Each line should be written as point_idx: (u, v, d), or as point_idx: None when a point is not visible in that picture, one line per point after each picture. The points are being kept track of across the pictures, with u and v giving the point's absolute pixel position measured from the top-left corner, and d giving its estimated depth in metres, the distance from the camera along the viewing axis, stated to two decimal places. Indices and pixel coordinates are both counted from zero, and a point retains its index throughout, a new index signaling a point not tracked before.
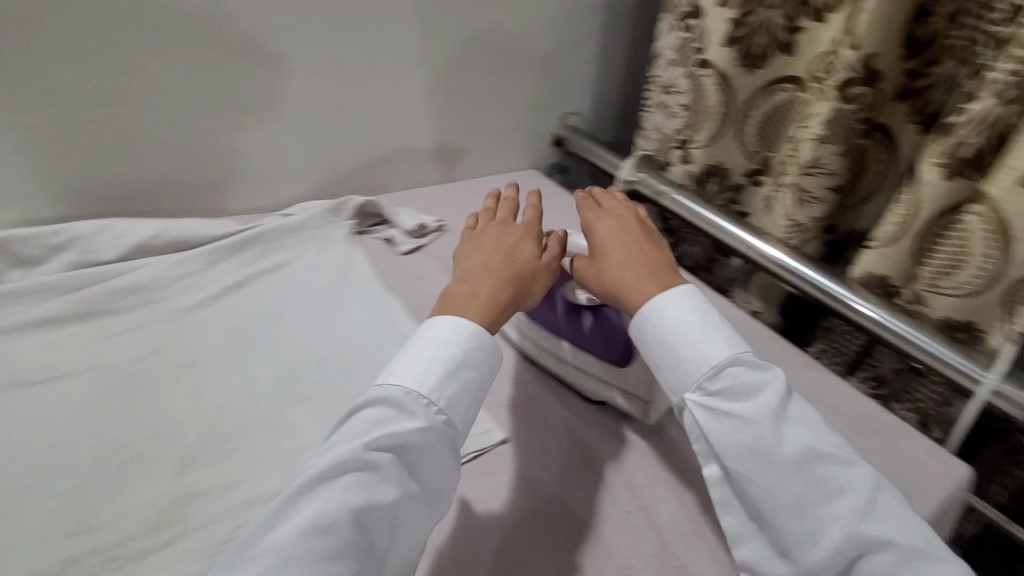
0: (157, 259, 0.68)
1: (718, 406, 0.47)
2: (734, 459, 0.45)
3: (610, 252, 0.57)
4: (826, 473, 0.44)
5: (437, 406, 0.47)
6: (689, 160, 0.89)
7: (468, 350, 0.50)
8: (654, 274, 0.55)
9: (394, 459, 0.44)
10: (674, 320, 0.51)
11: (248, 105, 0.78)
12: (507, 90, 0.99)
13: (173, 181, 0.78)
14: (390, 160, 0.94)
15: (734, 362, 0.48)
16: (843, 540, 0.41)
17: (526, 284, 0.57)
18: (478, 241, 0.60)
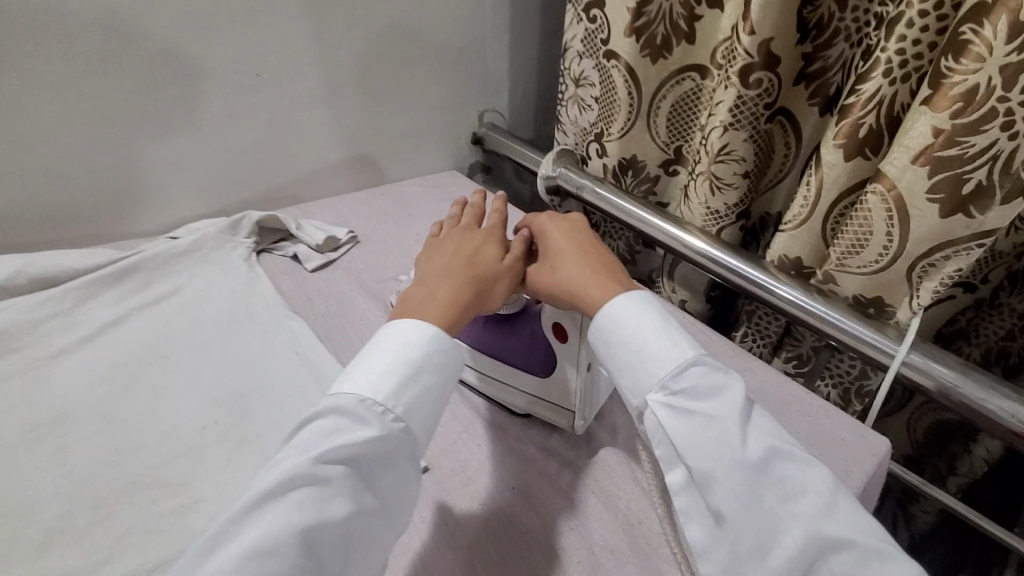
0: (13, 302, 0.60)
1: (680, 404, 0.44)
2: (698, 457, 0.42)
3: (566, 255, 0.55)
4: (789, 473, 0.41)
5: (393, 414, 0.43)
6: (605, 154, 0.87)
7: (426, 352, 0.46)
8: (613, 277, 0.53)
9: (347, 473, 0.40)
10: (634, 319, 0.48)
11: (115, 119, 0.68)
12: (418, 89, 0.94)
13: (32, 210, 0.68)
14: (294, 170, 0.87)
15: (698, 362, 0.46)
16: (804, 541, 0.38)
17: (488, 285, 0.54)
18: (441, 245, 0.58)
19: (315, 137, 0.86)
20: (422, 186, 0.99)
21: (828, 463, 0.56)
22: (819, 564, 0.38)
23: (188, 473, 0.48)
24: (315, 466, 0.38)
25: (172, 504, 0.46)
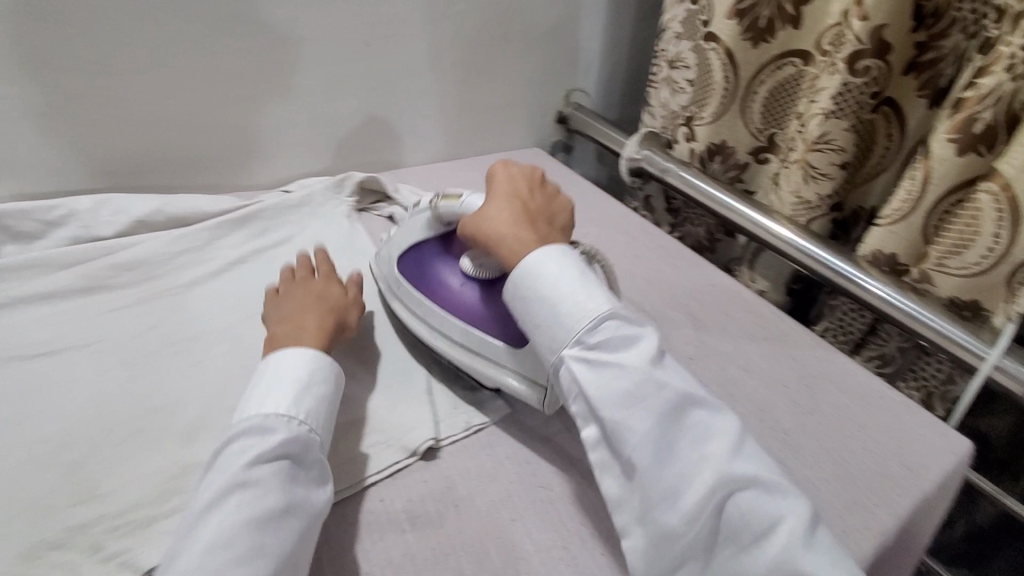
0: (157, 236, 0.67)
1: (595, 358, 0.46)
2: (609, 407, 0.44)
3: (501, 203, 0.56)
4: (695, 419, 0.43)
5: (298, 420, 0.45)
6: (694, 138, 0.87)
7: (316, 369, 0.48)
8: (542, 227, 0.55)
9: (278, 472, 0.41)
10: (556, 274, 0.49)
11: (247, 80, 0.75)
12: (510, 66, 0.97)
13: (169, 155, 0.75)
14: (392, 137, 0.92)
15: (611, 317, 0.47)
16: (712, 480, 0.41)
17: (342, 318, 0.57)
18: (283, 294, 0.59)
19: (412, 108, 0.91)
20: None
21: (905, 456, 0.56)
22: (727, 501, 0.41)
23: None
24: (246, 469, 0.40)
25: None
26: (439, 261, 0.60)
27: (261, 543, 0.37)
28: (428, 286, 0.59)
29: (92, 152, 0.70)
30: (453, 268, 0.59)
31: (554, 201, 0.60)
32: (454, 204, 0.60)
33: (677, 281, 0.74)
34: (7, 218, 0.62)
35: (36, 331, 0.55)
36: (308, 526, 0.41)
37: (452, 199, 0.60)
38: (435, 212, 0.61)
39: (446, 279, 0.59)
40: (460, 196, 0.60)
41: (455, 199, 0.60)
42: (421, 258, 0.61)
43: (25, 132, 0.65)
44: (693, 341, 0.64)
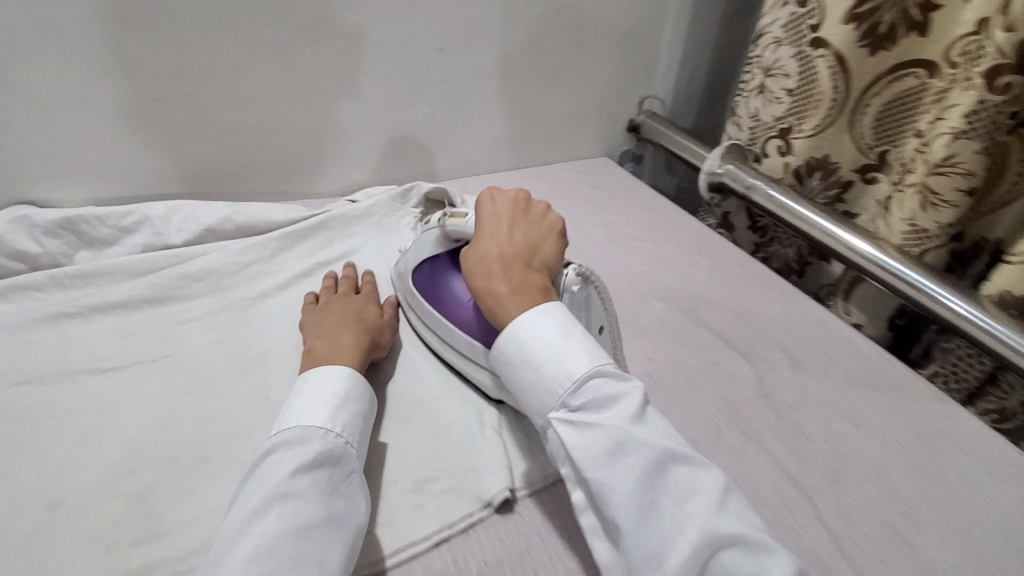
0: (227, 245, 0.66)
1: (577, 420, 0.40)
2: (590, 466, 0.38)
3: (480, 247, 0.52)
4: (679, 473, 0.37)
5: (335, 433, 0.42)
6: (789, 152, 0.80)
7: (356, 384, 0.46)
8: (525, 269, 0.49)
9: (315, 485, 0.38)
10: (537, 332, 0.44)
11: (318, 85, 0.72)
12: (585, 73, 0.91)
13: (240, 161, 0.74)
14: (460, 145, 0.88)
15: (594, 375, 0.42)
16: (696, 539, 0.34)
17: (377, 340, 0.55)
18: (322, 309, 0.57)
19: (481, 115, 0.87)
20: (574, 172, 0.97)
21: None
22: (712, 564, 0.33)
23: None
24: (287, 476, 0.37)
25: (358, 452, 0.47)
26: (449, 276, 0.57)
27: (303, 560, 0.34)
28: (438, 303, 0.56)
29: (164, 158, 0.69)
30: (462, 282, 0.56)
31: (544, 229, 0.54)
32: (460, 223, 0.56)
33: (769, 314, 0.67)
34: (82, 224, 0.62)
35: (108, 342, 0.55)
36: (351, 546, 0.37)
37: (459, 218, 0.57)
38: (442, 231, 0.58)
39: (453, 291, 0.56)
40: (466, 214, 0.56)
41: (461, 218, 0.56)
42: (430, 274, 0.58)
43: (103, 138, 0.65)
44: (793, 386, 0.57)
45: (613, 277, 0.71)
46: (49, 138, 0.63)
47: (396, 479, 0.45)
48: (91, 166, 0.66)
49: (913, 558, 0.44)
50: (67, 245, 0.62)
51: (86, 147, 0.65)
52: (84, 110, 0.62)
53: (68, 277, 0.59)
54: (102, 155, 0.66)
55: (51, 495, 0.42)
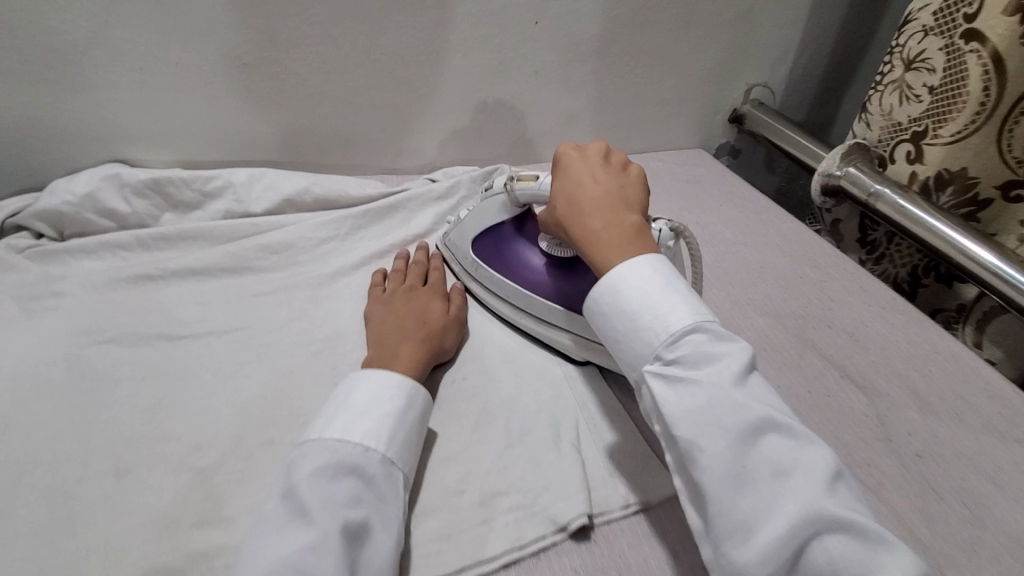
0: (304, 219, 0.64)
1: (674, 375, 0.36)
2: (683, 423, 0.34)
3: (559, 193, 0.47)
4: (780, 444, 0.33)
5: (354, 442, 0.38)
6: (920, 159, 0.71)
7: (398, 385, 0.43)
8: (613, 204, 0.45)
9: (330, 500, 0.34)
10: (630, 282, 0.40)
11: (404, 56, 0.68)
12: (689, 56, 0.83)
13: (322, 132, 0.72)
14: (546, 127, 0.83)
15: (694, 329, 0.37)
16: (797, 516, 0.30)
17: (440, 342, 0.51)
18: (385, 304, 0.54)
19: (571, 97, 0.81)
20: (664, 163, 0.89)
21: None
22: (811, 544, 0.30)
23: (436, 425, 0.46)
24: (303, 485, 0.35)
25: (425, 454, 0.44)
26: (517, 244, 0.57)
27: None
28: (511, 272, 0.56)
29: (248, 126, 0.68)
30: (532, 250, 0.56)
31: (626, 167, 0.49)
32: (531, 185, 0.53)
33: (890, 342, 0.58)
34: (168, 187, 0.62)
35: (185, 309, 0.54)
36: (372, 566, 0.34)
37: (529, 181, 0.53)
38: (512, 195, 0.55)
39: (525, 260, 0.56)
40: (537, 177, 0.52)
41: (532, 180, 0.53)
42: (500, 244, 0.58)
43: (192, 102, 0.65)
44: (919, 429, 0.49)
45: (708, 284, 0.64)
46: (142, 99, 0.63)
47: (463, 487, 0.42)
48: (180, 129, 0.66)
49: None
50: (153, 206, 0.62)
51: (177, 110, 0.65)
52: (175, 72, 0.62)
53: (151, 238, 0.59)
54: (190, 119, 0.66)
55: (120, 462, 0.41)
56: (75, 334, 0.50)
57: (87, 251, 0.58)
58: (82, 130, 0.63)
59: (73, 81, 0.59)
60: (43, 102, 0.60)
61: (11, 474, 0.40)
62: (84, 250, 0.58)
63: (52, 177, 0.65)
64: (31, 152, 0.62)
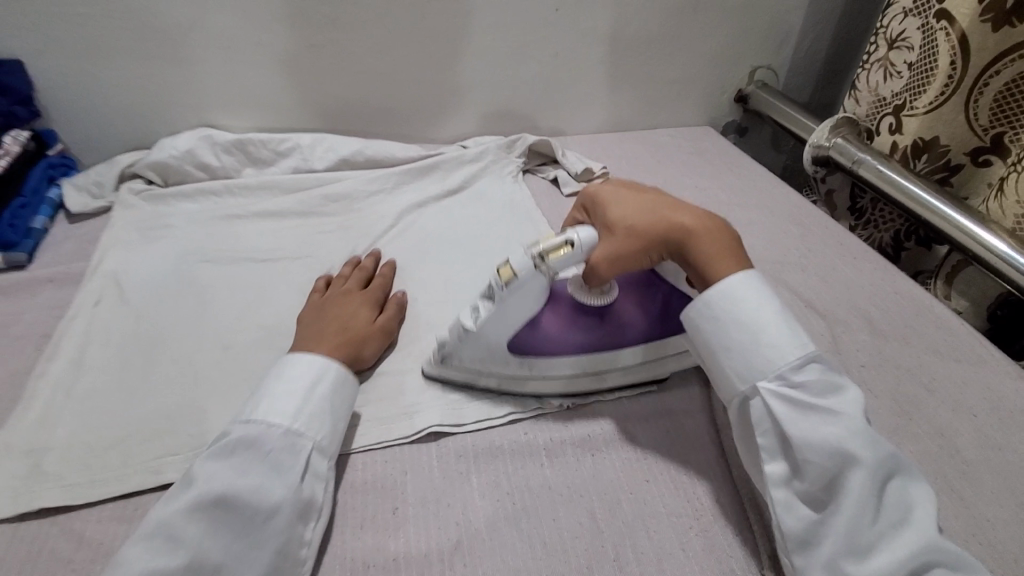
0: (357, 175, 0.77)
1: (801, 399, 0.40)
2: (815, 447, 0.38)
3: (634, 215, 0.49)
4: (898, 486, 0.38)
5: (264, 420, 0.40)
6: (900, 130, 0.79)
7: (307, 365, 0.44)
8: (697, 213, 0.48)
9: (218, 472, 0.37)
10: (755, 306, 0.43)
11: (444, 38, 0.80)
12: (696, 39, 0.93)
13: (371, 106, 0.84)
14: (564, 104, 0.93)
15: (815, 357, 0.42)
16: (917, 545, 0.35)
17: (357, 348, 0.50)
18: (317, 308, 0.54)
19: (588, 76, 0.91)
20: (673, 137, 0.98)
21: None
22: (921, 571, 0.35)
23: None
24: (198, 462, 0.38)
25: None
26: (539, 321, 0.49)
27: (180, 542, 0.34)
28: (565, 347, 0.49)
29: (311, 98, 0.81)
30: (558, 315, 0.50)
31: (663, 191, 0.54)
32: (569, 252, 0.45)
33: (856, 284, 0.67)
34: (250, 146, 0.76)
35: (264, 241, 0.68)
36: (255, 527, 0.36)
37: (559, 249, 0.45)
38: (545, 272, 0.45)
39: (557, 329, 0.50)
40: (572, 240, 0.45)
41: (568, 247, 0.45)
42: (533, 332, 0.49)
43: (269, 77, 0.78)
44: (867, 348, 0.59)
45: None
46: (230, 74, 0.76)
47: None
48: (256, 101, 0.79)
49: (958, 504, 0.46)
50: (237, 162, 0.76)
51: (255, 84, 0.78)
52: (257, 51, 0.75)
53: (235, 187, 0.73)
54: (264, 91, 0.79)
55: (226, 341, 0.55)
56: (182, 256, 0.64)
57: (187, 195, 0.71)
58: (180, 99, 0.76)
59: (180, 58, 0.73)
60: (154, 76, 0.74)
61: (146, 347, 0.53)
62: (183, 195, 0.71)
63: (155, 139, 0.79)
64: (140, 117, 0.76)
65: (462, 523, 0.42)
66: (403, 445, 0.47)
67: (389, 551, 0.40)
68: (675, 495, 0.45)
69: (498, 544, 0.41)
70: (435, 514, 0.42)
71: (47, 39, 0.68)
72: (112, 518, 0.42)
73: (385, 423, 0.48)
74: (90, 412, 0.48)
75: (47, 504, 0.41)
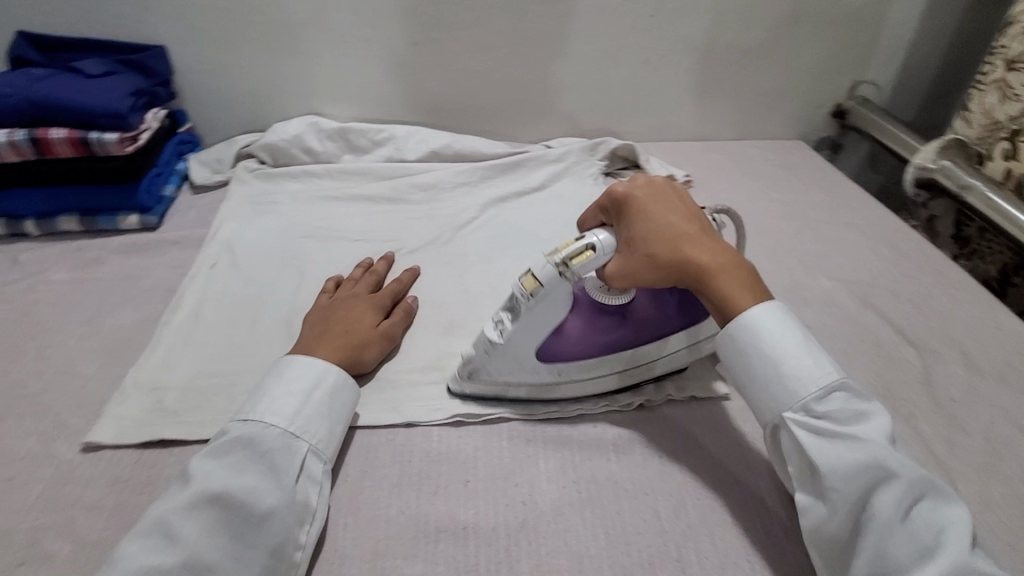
0: (446, 168, 0.81)
1: (827, 430, 0.39)
2: (842, 474, 0.38)
3: (651, 237, 0.45)
4: (928, 507, 0.36)
5: (257, 421, 0.41)
6: (1016, 156, 0.74)
7: (304, 368, 0.45)
8: (715, 245, 0.45)
9: (209, 472, 0.38)
10: (778, 337, 0.42)
11: (539, 41, 0.83)
12: (795, 50, 0.90)
13: (462, 103, 0.88)
14: (651, 112, 0.93)
15: (839, 386, 0.41)
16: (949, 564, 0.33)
17: (358, 353, 0.50)
18: (320, 310, 0.54)
19: (677, 84, 0.90)
20: (761, 150, 0.95)
21: None
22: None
23: None
24: (194, 461, 0.39)
25: None
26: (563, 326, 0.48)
27: (176, 539, 0.35)
28: (589, 349, 0.48)
29: (408, 92, 0.86)
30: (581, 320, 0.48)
31: (680, 194, 0.50)
32: (591, 258, 0.44)
33: (952, 314, 0.64)
34: (351, 134, 0.81)
35: (357, 223, 0.72)
36: (249, 527, 0.36)
37: (583, 257, 0.44)
38: (571, 279, 0.44)
39: (581, 331, 0.48)
40: (595, 248, 0.44)
41: (591, 252, 0.44)
42: (558, 339, 0.48)
43: (372, 71, 0.83)
44: (961, 382, 0.56)
45: (783, 250, 0.72)
46: (338, 67, 0.82)
47: None
48: (360, 93, 0.85)
49: None
50: (338, 148, 0.82)
51: (360, 77, 0.83)
52: (366, 47, 0.81)
53: (335, 171, 0.79)
54: (367, 84, 0.84)
55: None
56: (287, 230, 0.70)
57: (293, 176, 0.78)
58: (293, 87, 0.83)
59: (299, 50, 0.80)
60: (274, 65, 0.81)
61: (252, 309, 0.59)
62: (290, 175, 0.78)
63: (268, 123, 0.86)
64: (257, 103, 0.84)
65: (528, 503, 0.44)
66: (476, 424, 0.49)
67: (460, 519, 0.42)
68: (742, 505, 0.44)
69: (562, 527, 0.42)
70: (503, 491, 0.44)
71: (190, 29, 0.76)
72: None
73: (461, 399, 0.51)
74: (204, 360, 0.53)
75: (165, 437, 0.46)
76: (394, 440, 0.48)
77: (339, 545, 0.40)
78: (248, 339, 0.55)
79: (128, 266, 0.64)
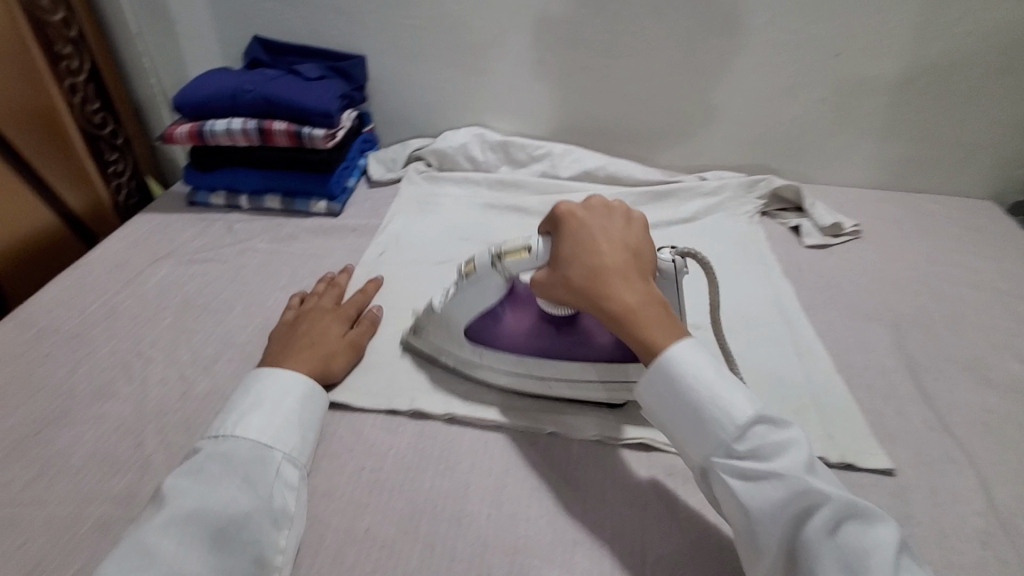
0: (599, 189, 0.83)
1: (749, 469, 0.37)
2: (770, 511, 0.35)
3: (574, 258, 0.45)
4: (856, 531, 0.34)
5: (228, 437, 0.43)
6: None
7: (271, 384, 0.47)
8: (640, 278, 0.44)
9: (183, 488, 0.39)
10: (694, 370, 0.40)
11: (707, 74, 0.83)
12: (1001, 102, 0.81)
13: (620, 128, 0.89)
14: (817, 154, 0.89)
15: (760, 419, 0.38)
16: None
17: (325, 364, 0.52)
18: (285, 324, 0.56)
19: (851, 128, 0.85)
20: (943, 207, 0.86)
21: None
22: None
23: None
24: (169, 479, 0.40)
25: None
26: (501, 317, 0.52)
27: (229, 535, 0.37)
28: (515, 344, 0.51)
29: (568, 113, 0.89)
30: (516, 317, 0.52)
31: (632, 225, 0.47)
32: (523, 258, 0.46)
33: None
34: (512, 148, 0.86)
35: (509, 232, 0.76)
36: (238, 533, 0.38)
37: (518, 255, 0.46)
38: (503, 273, 0.47)
39: (514, 328, 0.52)
40: (528, 248, 0.46)
41: (526, 253, 0.46)
42: (493, 323, 0.52)
43: (540, 90, 0.88)
44: None
45: (967, 321, 0.65)
46: (509, 85, 0.88)
47: None
48: (524, 109, 0.90)
49: None
50: (498, 159, 0.87)
51: (527, 95, 0.88)
52: (537, 68, 0.85)
53: (493, 180, 0.84)
54: (532, 102, 0.89)
55: None
56: (446, 231, 0.75)
57: (455, 180, 0.84)
58: (465, 100, 0.90)
59: (477, 67, 0.86)
60: (453, 79, 0.88)
61: (411, 297, 0.65)
62: (453, 180, 0.84)
63: (438, 131, 0.94)
64: (433, 112, 0.92)
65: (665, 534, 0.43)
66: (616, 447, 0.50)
67: (596, 535, 0.43)
68: None
69: (700, 567, 0.41)
70: (638, 516, 0.44)
71: (388, 43, 0.86)
72: (382, 426, 0.51)
73: (598, 414, 0.52)
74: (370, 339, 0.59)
75: (338, 402, 0.52)
76: (536, 443, 0.50)
77: (483, 533, 0.43)
78: (406, 325, 0.61)
79: (315, 245, 0.73)
